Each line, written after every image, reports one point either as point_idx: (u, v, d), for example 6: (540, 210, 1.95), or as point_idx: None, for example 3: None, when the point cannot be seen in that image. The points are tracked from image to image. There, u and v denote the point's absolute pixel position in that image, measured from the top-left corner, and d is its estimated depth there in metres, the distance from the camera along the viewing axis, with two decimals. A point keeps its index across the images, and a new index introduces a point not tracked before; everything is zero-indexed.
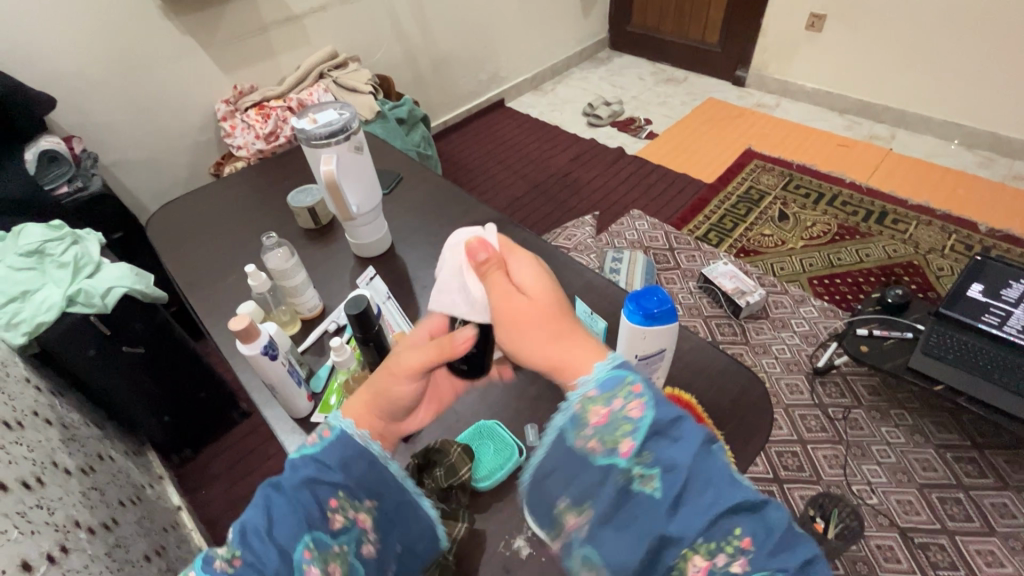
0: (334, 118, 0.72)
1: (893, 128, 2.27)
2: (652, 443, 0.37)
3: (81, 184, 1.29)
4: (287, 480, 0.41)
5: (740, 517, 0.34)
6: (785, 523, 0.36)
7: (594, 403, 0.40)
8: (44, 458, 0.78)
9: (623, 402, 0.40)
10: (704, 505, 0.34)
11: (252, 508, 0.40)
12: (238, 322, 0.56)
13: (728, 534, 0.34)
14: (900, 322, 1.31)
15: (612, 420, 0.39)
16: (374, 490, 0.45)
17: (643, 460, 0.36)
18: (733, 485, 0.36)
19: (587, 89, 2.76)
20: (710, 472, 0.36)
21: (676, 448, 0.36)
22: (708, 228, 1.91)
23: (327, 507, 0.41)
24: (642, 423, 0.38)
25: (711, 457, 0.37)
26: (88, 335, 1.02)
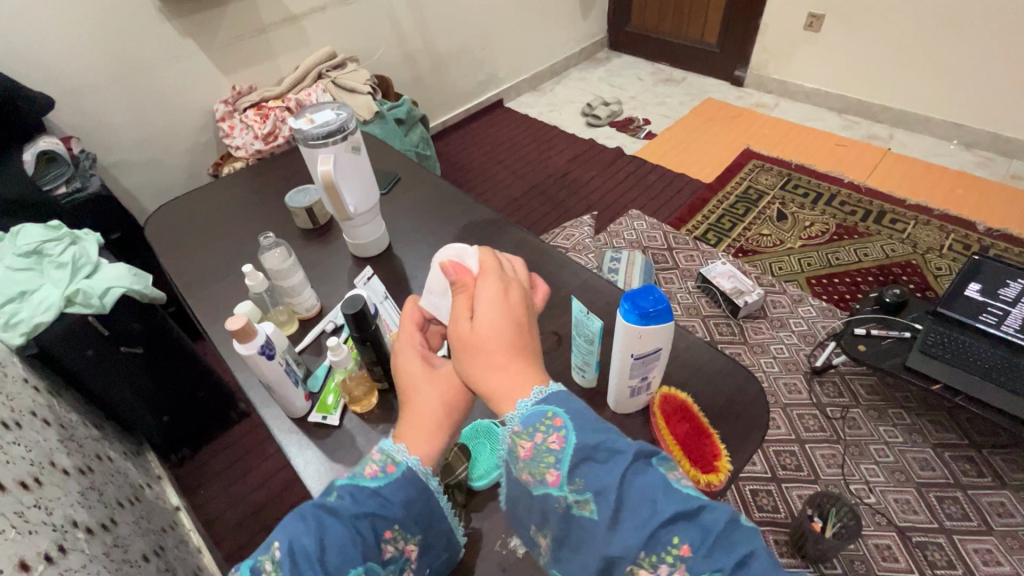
0: (332, 118, 0.72)
1: (891, 128, 2.27)
2: (579, 472, 0.39)
3: (80, 185, 1.29)
4: (343, 508, 0.42)
5: (677, 526, 0.36)
6: (728, 521, 0.36)
7: (521, 437, 0.43)
8: (42, 458, 0.78)
9: (548, 433, 0.42)
10: (635, 522, 0.36)
11: (305, 529, 0.40)
12: (235, 322, 0.56)
13: (665, 544, 0.35)
14: (898, 321, 1.31)
15: (539, 454, 0.42)
16: (420, 522, 0.47)
17: (572, 487, 0.39)
18: (668, 495, 0.37)
19: (586, 90, 2.76)
20: (639, 484, 0.37)
21: (599, 472, 0.38)
22: (707, 228, 1.91)
23: (382, 538, 0.44)
24: (565, 454, 0.40)
25: (641, 472, 0.38)
26: (87, 335, 1.02)
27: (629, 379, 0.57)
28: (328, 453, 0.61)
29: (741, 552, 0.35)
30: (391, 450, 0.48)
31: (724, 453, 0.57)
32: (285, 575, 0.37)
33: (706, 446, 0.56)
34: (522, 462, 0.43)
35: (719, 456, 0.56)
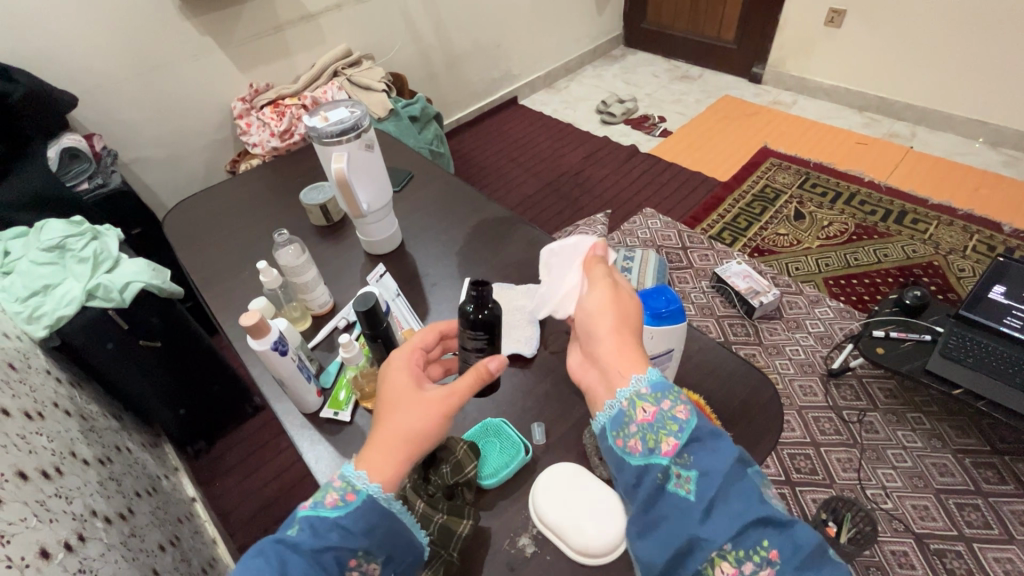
0: (345, 115, 0.72)
1: (914, 126, 2.22)
2: (692, 449, 0.42)
3: (101, 181, 1.32)
4: (304, 542, 0.45)
5: (767, 530, 0.39)
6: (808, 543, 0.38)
7: (644, 402, 0.45)
8: (63, 449, 0.80)
9: (675, 413, 0.43)
10: (731, 511, 0.39)
11: (266, 566, 0.43)
12: (249, 318, 0.56)
13: (755, 544, 0.38)
14: (918, 323, 1.28)
15: (660, 420, 0.43)
16: (388, 544, 0.48)
17: (681, 463, 0.41)
18: (760, 501, 0.40)
19: (600, 87, 2.74)
20: (739, 485, 0.40)
21: (711, 458, 0.41)
22: (722, 227, 1.89)
23: (346, 566, 0.46)
24: (687, 428, 0.42)
25: (739, 473, 0.41)
26: (107, 329, 1.05)
27: None
28: (339, 449, 0.61)
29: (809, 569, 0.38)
30: (351, 477, 0.48)
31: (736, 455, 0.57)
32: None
33: None
34: (640, 429, 0.44)
35: None
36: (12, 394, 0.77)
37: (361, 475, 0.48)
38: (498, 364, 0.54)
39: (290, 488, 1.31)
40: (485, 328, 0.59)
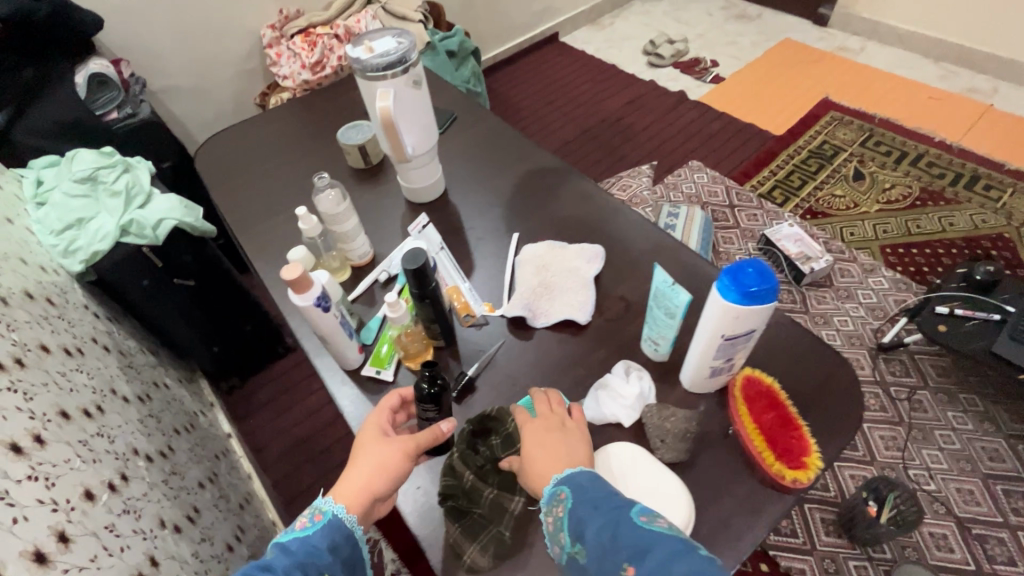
0: (392, 46, 0.64)
1: (997, 80, 2.01)
2: (572, 523, 0.43)
3: (130, 111, 1.27)
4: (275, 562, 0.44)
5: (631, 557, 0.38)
6: (673, 553, 0.37)
7: (552, 509, 0.45)
8: (104, 386, 0.80)
9: (556, 508, 0.45)
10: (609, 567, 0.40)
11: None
12: (291, 270, 0.51)
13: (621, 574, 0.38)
14: (988, 302, 1.20)
15: (553, 518, 0.45)
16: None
17: (573, 545, 0.43)
18: (625, 537, 0.40)
19: (648, 25, 2.54)
20: (608, 529, 0.41)
21: (586, 527, 0.42)
22: (773, 185, 1.77)
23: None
24: (567, 508, 0.44)
25: (613, 516, 0.42)
26: (142, 266, 1.03)
27: (711, 359, 0.51)
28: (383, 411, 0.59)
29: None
30: (321, 501, 0.49)
31: (814, 449, 0.50)
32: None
33: (792, 440, 0.51)
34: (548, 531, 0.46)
35: (808, 452, 0.50)
36: (51, 330, 0.76)
37: (329, 499, 0.49)
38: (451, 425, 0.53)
39: (321, 429, 1.33)
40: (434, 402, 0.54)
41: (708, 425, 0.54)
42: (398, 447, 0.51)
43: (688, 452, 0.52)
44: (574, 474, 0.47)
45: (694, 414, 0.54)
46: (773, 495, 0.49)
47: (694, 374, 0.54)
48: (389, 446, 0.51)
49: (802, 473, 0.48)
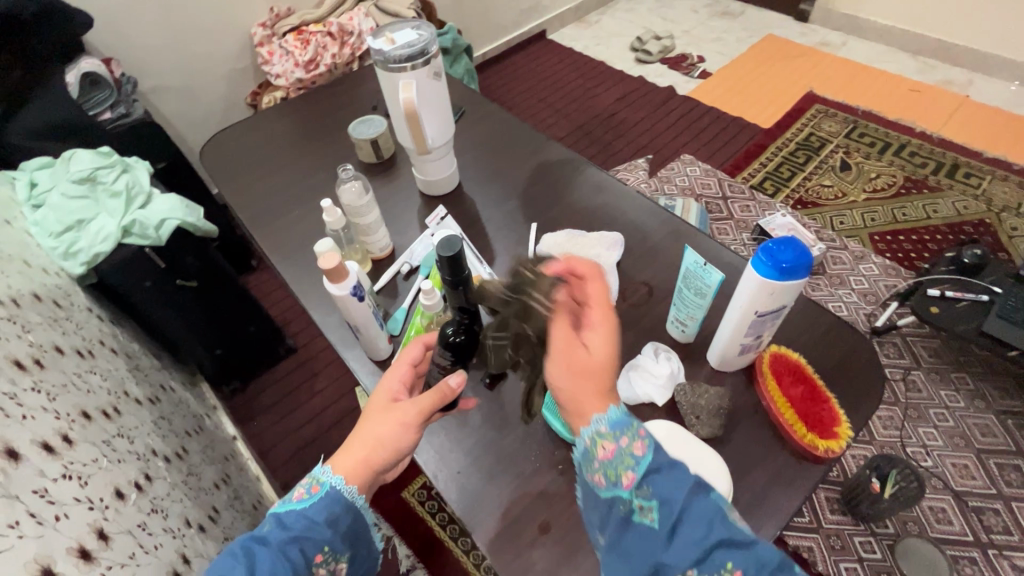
0: (412, 37, 0.65)
1: (971, 73, 2.09)
2: (650, 480, 0.42)
3: (124, 111, 1.25)
4: (273, 535, 0.46)
5: (730, 550, 0.37)
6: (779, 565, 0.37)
7: (604, 440, 0.44)
8: (117, 388, 0.79)
9: (627, 443, 0.44)
10: (694, 537, 0.38)
11: (234, 565, 0.43)
12: (328, 259, 0.52)
13: (718, 567, 0.37)
14: (976, 283, 1.24)
15: (619, 456, 0.43)
16: (351, 541, 0.50)
17: (643, 493, 0.42)
18: (726, 521, 0.39)
19: (634, 22, 2.57)
20: (699, 505, 0.40)
21: (668, 485, 0.41)
22: (764, 177, 1.81)
23: (312, 561, 0.47)
24: (644, 462, 0.43)
25: (706, 492, 0.41)
26: (145, 267, 1.01)
27: (742, 336, 0.53)
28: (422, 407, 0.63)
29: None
30: (318, 472, 0.51)
31: (843, 418, 0.54)
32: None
33: (824, 411, 0.54)
34: (593, 459, 0.45)
35: (839, 422, 0.53)
36: (62, 332, 0.75)
37: (327, 470, 0.51)
38: (460, 379, 0.54)
39: (327, 428, 1.32)
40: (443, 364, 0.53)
41: (737, 403, 0.57)
42: (398, 422, 0.51)
43: (722, 429, 0.54)
44: (643, 414, 0.46)
45: (724, 392, 0.56)
46: (806, 466, 0.52)
47: (724, 352, 0.56)
48: (388, 421, 0.51)
49: (836, 441, 0.52)
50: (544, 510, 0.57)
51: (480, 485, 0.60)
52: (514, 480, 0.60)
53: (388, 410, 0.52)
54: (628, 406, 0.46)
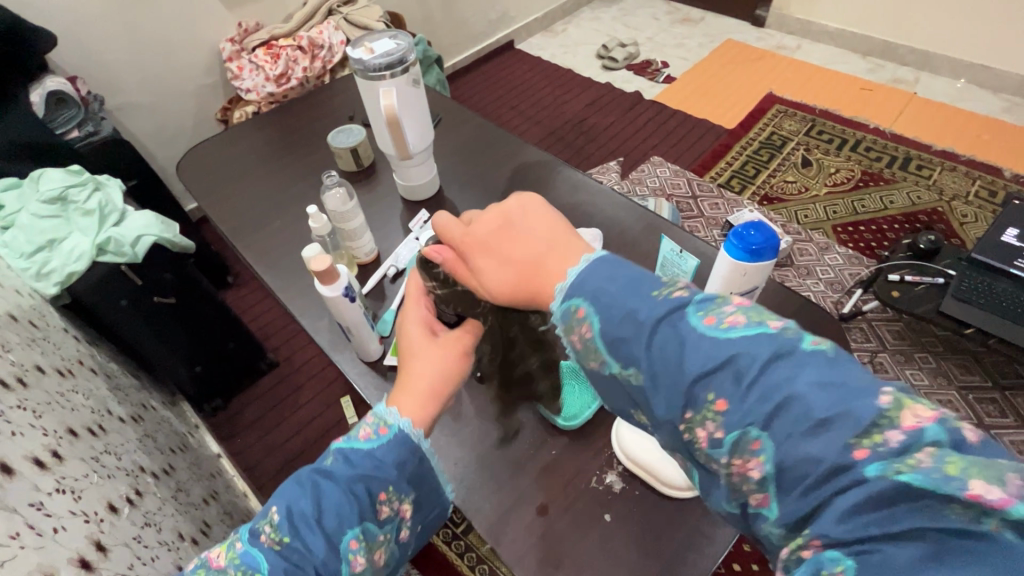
0: (390, 46, 0.66)
1: (917, 72, 2.21)
2: (614, 347, 0.41)
3: (92, 129, 1.23)
4: (340, 471, 0.49)
5: (710, 382, 0.35)
6: (765, 358, 0.34)
7: (574, 327, 0.45)
8: (100, 407, 0.77)
9: (581, 328, 0.44)
10: (670, 382, 0.37)
11: (303, 494, 0.48)
12: (320, 262, 0.54)
13: (703, 402, 0.35)
14: (931, 267, 1.32)
15: (580, 338, 0.44)
16: (414, 482, 0.52)
17: (618, 362, 0.42)
18: (697, 345, 0.37)
19: (599, 30, 2.64)
20: (664, 345, 0.38)
21: (629, 343, 0.40)
22: (730, 175, 1.88)
23: (375, 501, 0.49)
24: (597, 332, 0.42)
25: (668, 328, 0.39)
26: (121, 285, 1.00)
27: None
28: None
29: (772, 392, 0.33)
30: (384, 414, 0.53)
31: None
32: (283, 534, 0.46)
33: None
34: (579, 353, 0.45)
35: None
36: (41, 352, 0.73)
37: (394, 412, 0.53)
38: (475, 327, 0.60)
39: (314, 441, 1.31)
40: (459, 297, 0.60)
41: None
42: (450, 352, 0.57)
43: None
44: (586, 273, 0.46)
45: None
46: None
47: None
48: (440, 353, 0.57)
49: None
50: (542, 494, 0.60)
51: (477, 475, 0.62)
52: (510, 469, 0.62)
53: (436, 342, 0.57)
54: (581, 268, 0.47)
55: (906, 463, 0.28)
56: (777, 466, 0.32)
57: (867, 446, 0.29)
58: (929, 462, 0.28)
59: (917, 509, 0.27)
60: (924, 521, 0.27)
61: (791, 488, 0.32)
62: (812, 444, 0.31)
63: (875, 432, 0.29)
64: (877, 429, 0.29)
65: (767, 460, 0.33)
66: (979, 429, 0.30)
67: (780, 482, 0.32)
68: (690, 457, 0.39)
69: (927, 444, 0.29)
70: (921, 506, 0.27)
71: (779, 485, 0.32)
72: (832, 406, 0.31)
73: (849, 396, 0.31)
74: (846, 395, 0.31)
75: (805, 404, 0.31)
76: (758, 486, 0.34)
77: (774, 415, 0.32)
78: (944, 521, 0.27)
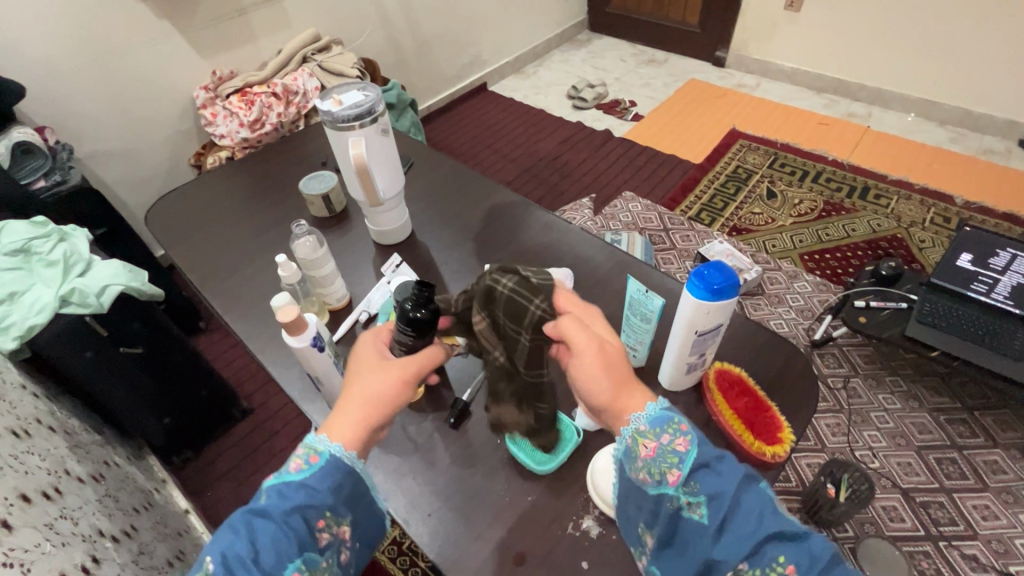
0: (359, 98, 0.68)
1: (869, 106, 2.34)
2: (698, 475, 0.43)
3: (59, 178, 1.21)
4: (273, 508, 0.47)
5: (783, 545, 0.39)
6: (829, 554, 0.39)
7: (645, 437, 0.47)
8: (57, 468, 0.74)
9: (669, 438, 0.46)
10: (744, 529, 0.40)
11: (235, 537, 0.45)
12: (286, 313, 0.53)
13: (772, 560, 0.39)
14: (894, 292, 1.36)
15: (661, 454, 0.46)
16: (353, 504, 0.52)
17: (690, 490, 0.43)
18: (774, 513, 0.41)
19: (569, 72, 2.74)
20: (751, 500, 0.42)
21: (717, 479, 0.43)
22: (700, 208, 1.93)
23: (314, 528, 0.48)
24: (688, 457, 0.45)
25: (755, 495, 0.42)
26: (85, 337, 0.97)
27: (687, 355, 0.57)
28: None
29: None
30: (315, 441, 0.52)
31: (784, 425, 0.59)
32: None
33: (767, 418, 0.58)
34: (637, 461, 0.46)
35: (782, 428, 0.58)
36: None
37: (324, 438, 0.52)
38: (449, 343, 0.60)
39: None
40: (420, 328, 0.56)
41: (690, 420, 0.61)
42: (394, 378, 0.55)
43: None
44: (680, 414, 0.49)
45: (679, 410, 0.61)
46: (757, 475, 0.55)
47: (673, 372, 0.60)
48: (384, 377, 0.55)
49: (780, 446, 0.56)
50: (519, 542, 0.59)
51: (452, 524, 0.61)
52: (485, 517, 0.61)
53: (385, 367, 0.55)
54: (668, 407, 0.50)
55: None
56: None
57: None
58: None
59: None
60: None
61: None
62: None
63: None
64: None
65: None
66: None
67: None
68: None
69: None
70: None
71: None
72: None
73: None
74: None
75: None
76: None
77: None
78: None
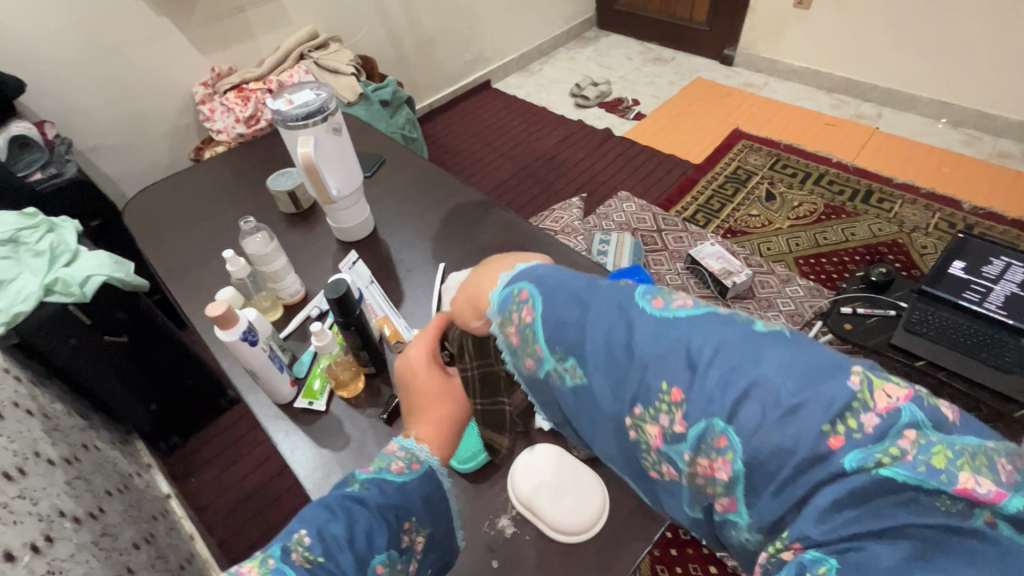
0: (310, 98, 0.71)
1: (880, 107, 2.27)
2: (555, 340, 0.39)
3: (55, 171, 1.25)
4: (368, 495, 0.46)
5: (662, 369, 0.33)
6: (718, 341, 0.32)
7: (509, 322, 0.43)
8: (27, 449, 0.77)
9: (520, 313, 0.42)
10: (623, 377, 0.35)
11: (333, 517, 0.44)
12: (216, 307, 0.56)
13: (657, 392, 0.33)
14: (883, 299, 1.35)
15: (522, 334, 0.41)
16: (432, 516, 0.50)
17: (559, 356, 0.39)
18: (644, 329, 0.35)
19: (573, 69, 2.73)
20: (605, 327, 0.37)
21: (567, 333, 0.38)
22: (696, 210, 1.92)
23: (400, 526, 0.46)
24: (537, 320, 0.40)
25: (615, 309, 0.37)
26: (68, 325, 1.00)
27: None
28: (315, 438, 0.62)
29: (737, 379, 0.31)
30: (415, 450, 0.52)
31: None
32: (315, 553, 0.42)
33: None
34: (515, 349, 0.43)
35: None
36: None
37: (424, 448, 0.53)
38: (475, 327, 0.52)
39: (271, 479, 1.32)
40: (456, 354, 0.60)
41: None
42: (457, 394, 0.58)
43: None
44: (535, 266, 0.44)
45: None
46: None
47: None
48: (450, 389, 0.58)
49: None
50: None
51: None
52: None
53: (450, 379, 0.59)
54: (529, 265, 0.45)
55: (885, 449, 0.28)
56: (747, 464, 0.30)
57: (842, 433, 0.28)
58: (911, 454, 0.27)
59: (894, 501, 0.27)
60: (906, 513, 0.27)
61: (761, 487, 0.30)
62: (787, 434, 0.29)
63: (849, 416, 0.28)
64: (851, 414, 0.28)
65: (737, 458, 0.30)
66: (955, 405, 0.29)
67: (751, 481, 0.30)
68: (638, 455, 0.37)
69: (905, 425, 0.28)
70: (906, 497, 0.27)
71: (749, 484, 0.31)
72: (803, 390, 0.29)
73: (818, 378, 0.29)
74: (814, 378, 0.29)
75: (774, 390, 0.30)
76: (725, 488, 0.32)
77: (742, 404, 0.30)
78: (920, 512, 0.27)
